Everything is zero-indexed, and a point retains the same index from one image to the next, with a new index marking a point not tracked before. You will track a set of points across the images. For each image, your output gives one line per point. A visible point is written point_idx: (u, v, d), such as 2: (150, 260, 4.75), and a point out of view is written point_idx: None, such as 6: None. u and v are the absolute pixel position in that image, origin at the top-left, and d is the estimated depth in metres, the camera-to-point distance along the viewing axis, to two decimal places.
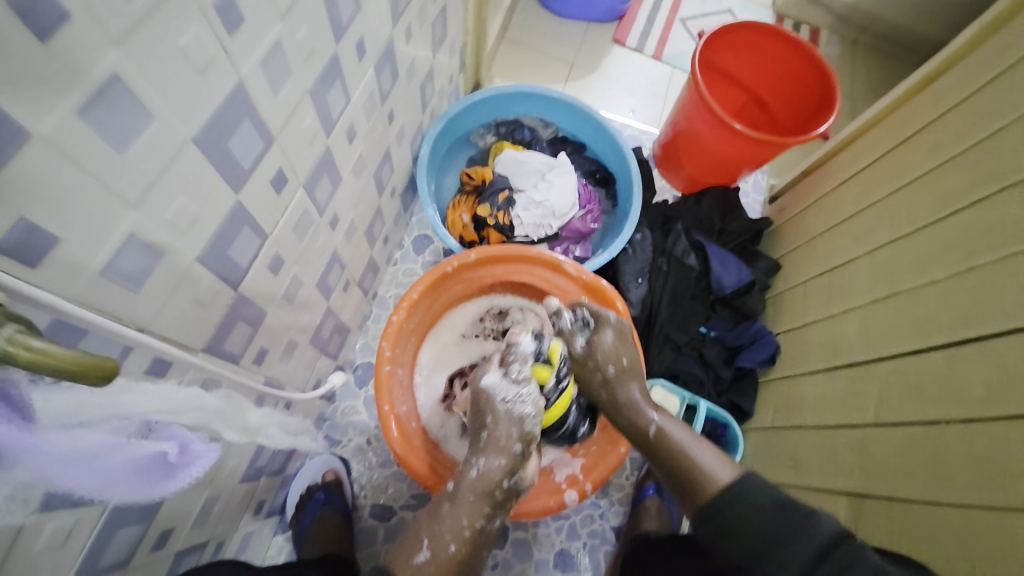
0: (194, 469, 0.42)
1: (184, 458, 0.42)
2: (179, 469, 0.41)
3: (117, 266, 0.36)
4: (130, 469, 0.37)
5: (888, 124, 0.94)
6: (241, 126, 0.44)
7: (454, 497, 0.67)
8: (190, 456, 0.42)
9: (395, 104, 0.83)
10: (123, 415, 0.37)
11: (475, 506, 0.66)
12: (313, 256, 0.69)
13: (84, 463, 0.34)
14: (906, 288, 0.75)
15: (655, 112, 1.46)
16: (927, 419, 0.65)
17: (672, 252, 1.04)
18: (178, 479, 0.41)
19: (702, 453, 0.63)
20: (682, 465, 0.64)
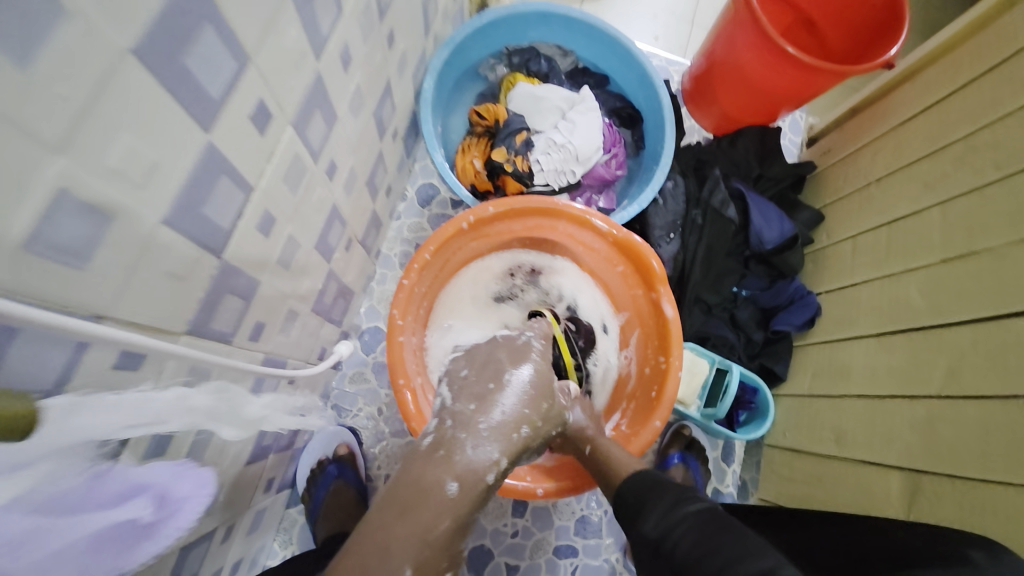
0: (173, 526, 0.37)
1: (160, 516, 0.36)
2: (156, 526, 0.36)
3: (45, 235, 0.26)
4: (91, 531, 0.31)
5: (970, 47, 0.80)
6: (203, 37, 0.33)
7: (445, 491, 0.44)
8: (166, 510, 0.37)
9: (395, 24, 0.68)
10: (87, 439, 0.31)
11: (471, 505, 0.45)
12: (309, 212, 0.59)
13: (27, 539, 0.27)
14: (990, 246, 0.66)
15: (684, 39, 1.29)
16: (1008, 392, 0.58)
17: (709, 203, 0.93)
18: (158, 538, 0.36)
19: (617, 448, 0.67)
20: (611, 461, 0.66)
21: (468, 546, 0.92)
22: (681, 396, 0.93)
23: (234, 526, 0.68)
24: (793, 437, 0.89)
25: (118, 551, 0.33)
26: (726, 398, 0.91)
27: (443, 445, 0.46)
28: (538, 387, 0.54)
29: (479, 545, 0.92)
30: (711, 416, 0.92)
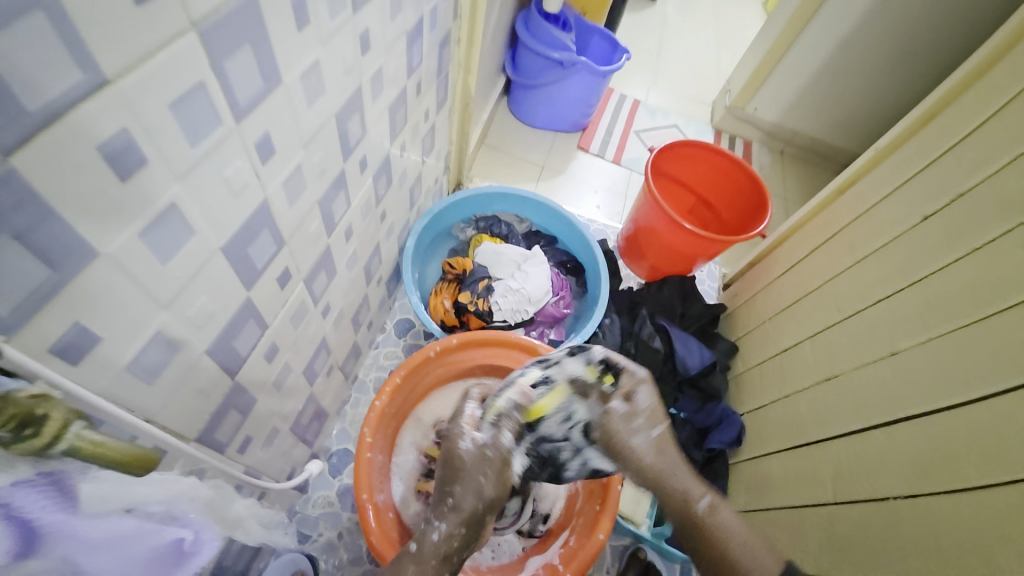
0: (199, 561, 0.39)
1: (193, 546, 0.39)
2: (187, 559, 0.38)
3: (141, 361, 0.40)
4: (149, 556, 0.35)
5: (814, 225, 1.10)
6: (261, 234, 0.51)
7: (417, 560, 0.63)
8: (198, 545, 0.39)
9: (387, 206, 0.93)
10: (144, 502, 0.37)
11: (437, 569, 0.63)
12: (304, 343, 0.73)
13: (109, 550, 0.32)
14: (845, 370, 0.85)
15: (618, 208, 1.64)
16: (878, 493, 0.71)
17: (639, 335, 1.13)
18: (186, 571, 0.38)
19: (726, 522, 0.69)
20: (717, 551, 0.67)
21: None
22: (631, 515, 1.00)
23: None
24: None
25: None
26: (670, 516, 0.98)
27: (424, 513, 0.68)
28: (460, 460, 0.71)
29: None
30: (660, 535, 0.98)
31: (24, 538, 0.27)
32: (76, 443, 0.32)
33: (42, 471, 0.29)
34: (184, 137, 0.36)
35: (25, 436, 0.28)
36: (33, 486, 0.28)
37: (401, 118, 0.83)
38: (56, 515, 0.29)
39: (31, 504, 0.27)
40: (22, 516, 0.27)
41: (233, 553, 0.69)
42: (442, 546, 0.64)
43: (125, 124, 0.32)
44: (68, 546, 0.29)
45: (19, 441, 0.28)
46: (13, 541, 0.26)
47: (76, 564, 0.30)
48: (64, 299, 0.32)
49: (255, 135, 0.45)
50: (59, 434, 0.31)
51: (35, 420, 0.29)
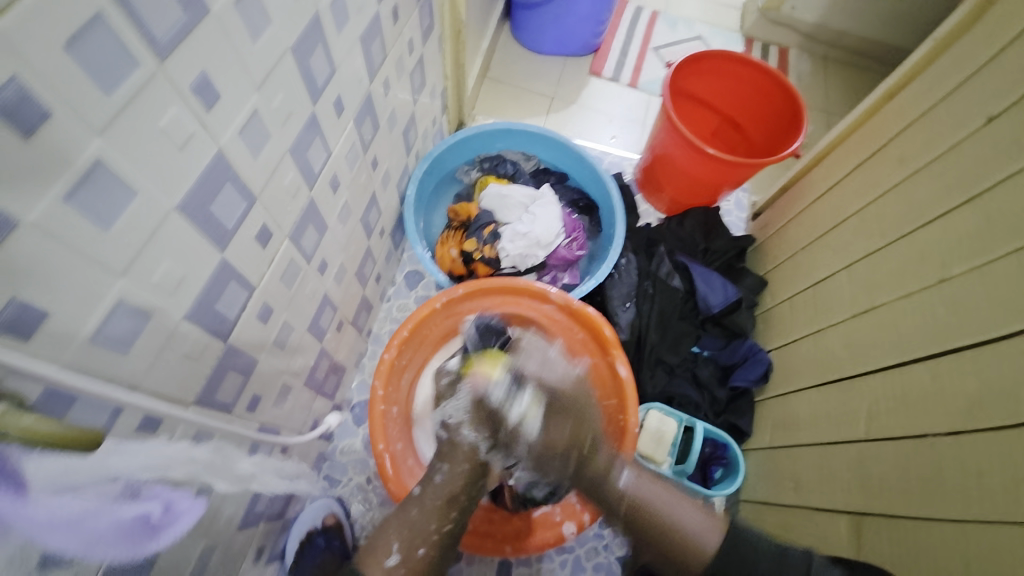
0: (177, 529, 0.39)
1: (165, 518, 0.38)
2: (160, 530, 0.38)
3: (106, 332, 0.39)
4: (114, 535, 0.34)
5: (858, 138, 0.97)
6: (223, 190, 0.48)
7: (419, 501, 0.62)
8: (172, 516, 0.39)
9: (378, 151, 0.87)
10: (109, 477, 0.35)
11: (443, 509, 0.62)
12: (303, 300, 0.72)
13: (68, 532, 0.31)
14: (885, 301, 0.77)
15: (636, 137, 1.51)
16: (915, 432, 0.67)
17: (657, 274, 1.07)
18: (161, 539, 0.38)
19: (682, 512, 0.63)
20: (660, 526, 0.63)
21: None
22: (651, 455, 0.97)
23: None
24: (762, 489, 0.94)
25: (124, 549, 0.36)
26: (694, 453, 0.96)
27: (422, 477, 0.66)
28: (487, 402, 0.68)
29: None
30: (682, 472, 0.97)
31: None
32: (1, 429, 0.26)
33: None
34: (95, 82, 0.32)
35: None
36: None
37: (379, 51, 0.75)
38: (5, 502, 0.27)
39: None
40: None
41: (262, 500, 0.73)
42: (449, 485, 0.63)
43: (15, 71, 0.28)
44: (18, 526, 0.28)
45: None
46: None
47: (38, 539, 0.30)
48: None
49: (190, 78, 0.40)
50: None
51: None
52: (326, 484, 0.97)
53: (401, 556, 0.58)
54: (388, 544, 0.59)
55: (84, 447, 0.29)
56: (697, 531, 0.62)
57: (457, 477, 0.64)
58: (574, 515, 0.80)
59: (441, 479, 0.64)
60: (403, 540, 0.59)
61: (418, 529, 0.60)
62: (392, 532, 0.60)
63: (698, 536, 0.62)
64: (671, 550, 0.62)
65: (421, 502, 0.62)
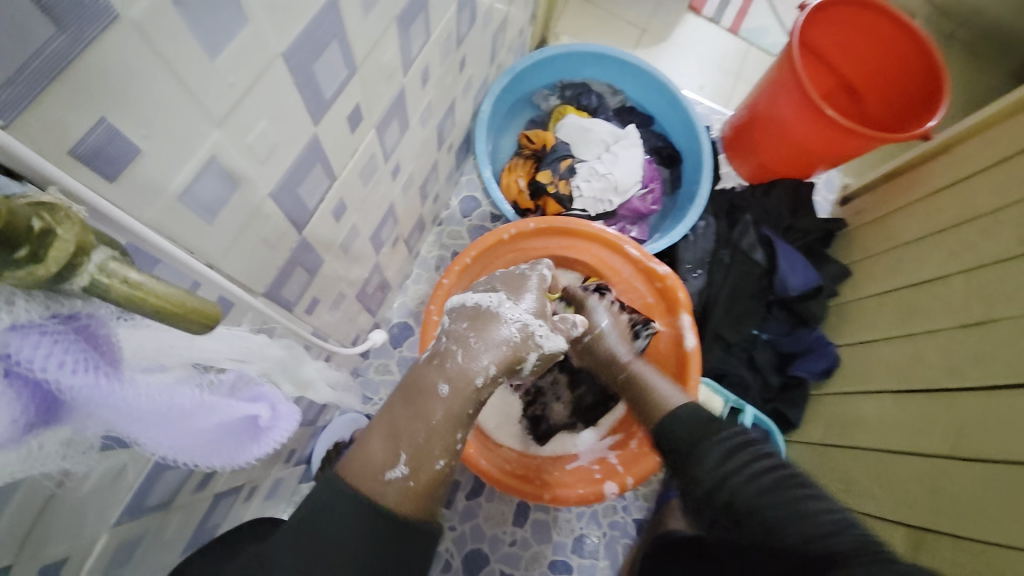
0: (283, 436, 0.37)
1: (272, 421, 0.36)
2: (263, 433, 0.36)
3: (194, 192, 0.32)
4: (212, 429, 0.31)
5: (1004, 127, 0.84)
6: (330, 48, 0.40)
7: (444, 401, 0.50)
8: (277, 421, 0.37)
9: (468, 50, 0.76)
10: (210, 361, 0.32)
11: (459, 418, 0.50)
12: (372, 205, 0.65)
13: (163, 423, 0.28)
14: (1008, 315, 0.69)
15: (727, 91, 1.36)
16: (1013, 458, 0.61)
17: (738, 245, 0.97)
18: (262, 444, 0.36)
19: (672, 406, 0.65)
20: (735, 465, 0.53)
21: (466, 548, 0.93)
22: None
23: (256, 489, 0.70)
24: None
25: (233, 450, 0.34)
26: None
27: (436, 356, 0.52)
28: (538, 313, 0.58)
29: (476, 549, 0.93)
30: None
31: (37, 398, 0.22)
32: (101, 281, 0.21)
33: (56, 314, 0.23)
34: None
35: (20, 260, 0.19)
36: (42, 332, 0.22)
37: None
38: (86, 377, 0.23)
39: (41, 357, 0.22)
40: (28, 373, 0.21)
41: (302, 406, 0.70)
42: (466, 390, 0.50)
43: None
44: (106, 411, 0.25)
45: (12, 267, 0.19)
46: (17, 405, 0.21)
47: (131, 430, 0.27)
48: (81, 82, 0.23)
49: None
50: (76, 262, 0.20)
51: (33, 237, 0.18)
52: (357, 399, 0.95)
53: (409, 470, 0.46)
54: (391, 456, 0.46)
55: (195, 326, 0.25)
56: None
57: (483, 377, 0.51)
58: (614, 475, 0.77)
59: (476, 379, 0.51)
60: (412, 452, 0.47)
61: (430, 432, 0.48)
62: (394, 425, 0.48)
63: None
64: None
65: (449, 408, 0.49)
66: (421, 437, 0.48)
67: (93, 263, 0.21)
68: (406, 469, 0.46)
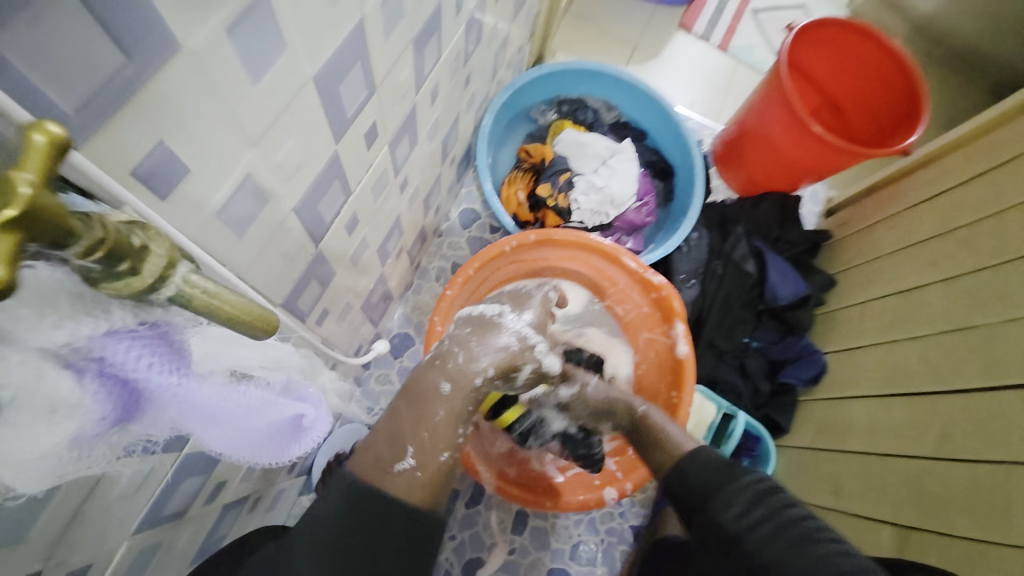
0: (312, 433, 0.43)
1: (307, 421, 0.41)
2: (302, 434, 0.42)
3: (230, 209, 0.33)
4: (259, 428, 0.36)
5: (980, 145, 0.89)
6: (353, 70, 0.41)
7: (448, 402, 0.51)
8: (310, 423, 0.42)
9: (473, 68, 0.79)
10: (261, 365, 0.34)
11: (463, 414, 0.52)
12: (381, 218, 0.66)
13: (223, 421, 0.32)
14: (986, 321, 0.73)
15: (717, 107, 1.41)
16: (992, 458, 0.64)
17: (730, 256, 1.01)
18: (300, 443, 0.42)
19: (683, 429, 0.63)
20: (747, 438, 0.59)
21: (466, 557, 0.93)
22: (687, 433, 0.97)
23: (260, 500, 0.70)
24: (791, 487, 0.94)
25: (271, 446, 0.39)
26: (732, 440, 0.94)
27: (439, 356, 0.54)
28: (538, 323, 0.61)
29: (476, 558, 0.93)
30: None
31: (124, 398, 0.25)
32: (185, 290, 0.24)
33: (144, 321, 0.26)
34: None
35: (118, 273, 0.21)
36: (133, 338, 0.25)
37: None
38: (171, 380, 0.27)
39: (130, 360, 0.25)
40: (134, 381, 0.25)
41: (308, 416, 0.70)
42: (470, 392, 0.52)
43: None
44: (177, 408, 0.29)
45: (110, 279, 0.21)
46: (112, 403, 0.25)
47: (212, 433, 0.33)
48: (146, 105, 0.24)
49: None
50: (164, 275, 0.23)
51: (130, 252, 0.21)
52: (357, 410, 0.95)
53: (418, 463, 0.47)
54: (399, 449, 0.47)
55: (259, 329, 0.28)
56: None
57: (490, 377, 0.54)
58: (614, 480, 0.78)
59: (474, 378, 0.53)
60: (420, 445, 0.48)
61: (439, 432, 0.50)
62: (403, 422, 0.49)
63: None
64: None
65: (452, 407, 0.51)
66: (427, 433, 0.49)
67: (178, 275, 0.24)
68: (415, 460, 0.47)
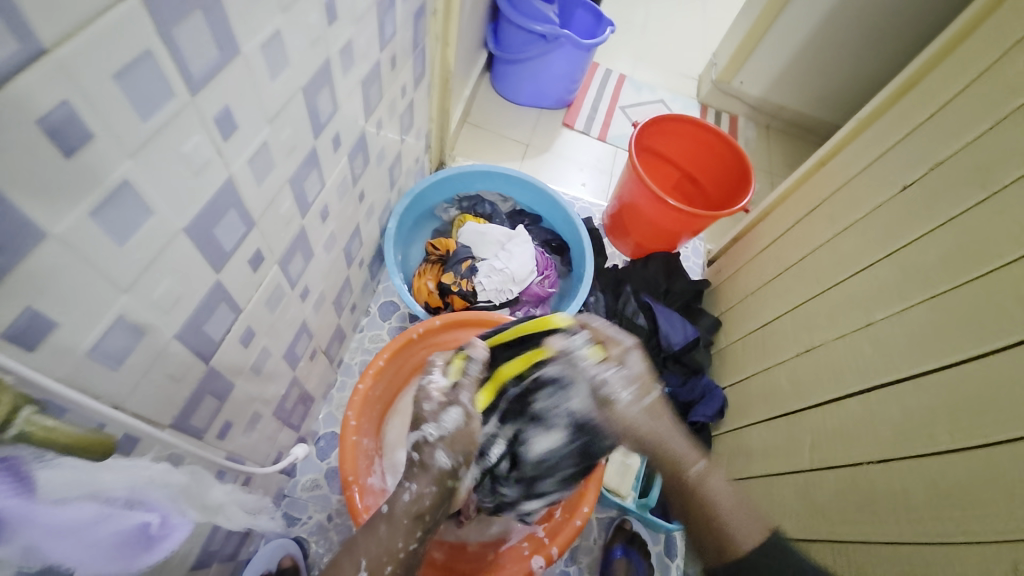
0: (169, 543, 0.40)
1: (161, 530, 0.40)
2: (155, 543, 0.39)
3: (102, 347, 0.39)
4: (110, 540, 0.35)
5: (797, 198, 1.11)
6: (228, 214, 0.50)
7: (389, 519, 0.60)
8: (167, 529, 0.40)
9: (365, 185, 0.90)
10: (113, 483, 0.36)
11: (409, 530, 0.60)
12: (282, 327, 0.72)
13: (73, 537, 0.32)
14: (823, 341, 0.87)
15: (604, 186, 1.62)
16: (850, 460, 0.74)
17: (623, 313, 1.16)
18: (155, 553, 0.40)
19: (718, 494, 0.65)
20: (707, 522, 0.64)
21: None
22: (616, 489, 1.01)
23: None
24: None
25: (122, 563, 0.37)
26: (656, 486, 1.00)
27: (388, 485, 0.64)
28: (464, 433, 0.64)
29: None
30: (645, 506, 1.00)
31: None
32: (28, 429, 0.28)
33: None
34: (133, 109, 0.35)
35: None
36: None
37: (375, 94, 0.80)
38: (15, 502, 0.28)
39: None
40: None
41: (219, 535, 0.69)
42: (416, 506, 0.60)
43: (67, 97, 0.30)
44: (29, 531, 0.29)
45: None
46: None
47: (50, 550, 0.31)
48: (16, 280, 0.31)
49: (214, 109, 0.42)
50: (9, 418, 0.27)
51: None
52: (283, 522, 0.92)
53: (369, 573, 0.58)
54: (355, 563, 0.58)
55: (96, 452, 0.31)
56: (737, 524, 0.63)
57: (425, 499, 0.61)
58: (542, 547, 0.80)
59: (409, 501, 0.61)
60: (371, 558, 0.58)
61: (384, 546, 0.59)
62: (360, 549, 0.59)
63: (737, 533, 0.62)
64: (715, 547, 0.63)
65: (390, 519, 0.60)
66: (376, 549, 0.59)
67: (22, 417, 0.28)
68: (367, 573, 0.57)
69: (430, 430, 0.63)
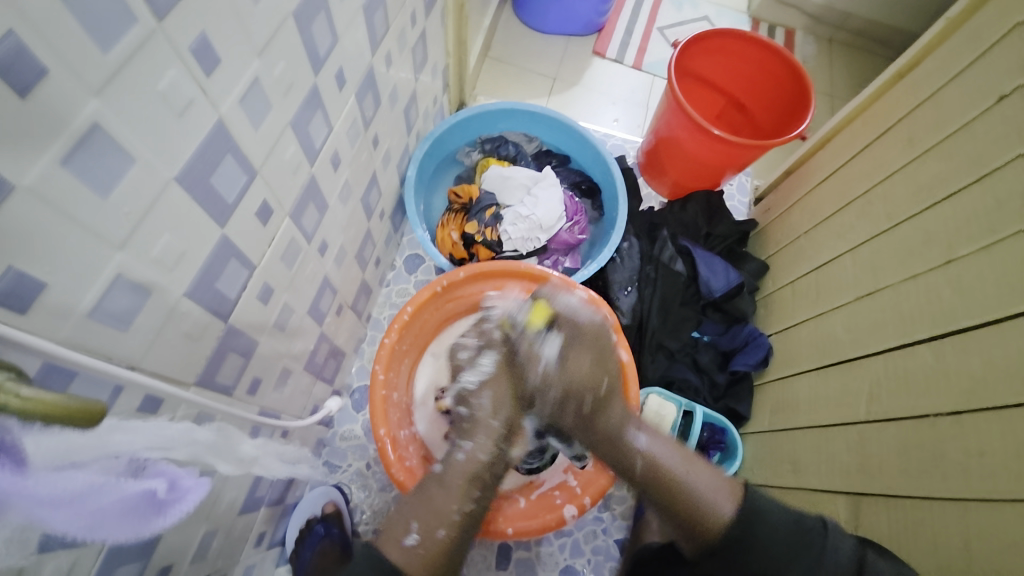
0: (183, 506, 0.40)
1: (171, 494, 0.40)
2: (167, 506, 0.39)
3: (104, 308, 0.37)
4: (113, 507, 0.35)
5: (865, 119, 0.96)
6: (224, 162, 0.46)
7: (440, 480, 0.65)
8: (179, 492, 0.40)
9: (379, 130, 0.84)
10: (112, 454, 0.36)
11: (464, 489, 0.64)
12: (303, 283, 0.70)
13: (68, 505, 0.32)
14: (890, 282, 0.77)
15: (639, 121, 1.48)
16: (913, 413, 0.67)
17: (659, 259, 1.07)
18: (169, 515, 0.39)
19: (698, 478, 0.61)
20: (679, 492, 0.61)
21: None
22: None
23: None
24: (759, 472, 0.96)
25: (133, 525, 0.37)
26: (693, 437, 0.97)
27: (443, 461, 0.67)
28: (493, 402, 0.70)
29: None
30: None
31: None
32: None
33: None
34: (91, 40, 0.30)
35: None
36: None
37: (381, 23, 0.72)
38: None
39: None
40: None
41: (262, 483, 0.71)
42: (469, 465, 0.66)
43: (9, 23, 0.26)
44: (20, 502, 0.29)
45: None
46: None
47: (38, 515, 0.31)
48: None
49: (187, 39, 0.37)
50: None
51: None
52: (326, 469, 0.96)
53: (420, 536, 0.60)
54: (406, 524, 0.61)
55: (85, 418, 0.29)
56: (709, 496, 0.59)
57: (478, 456, 0.66)
58: (576, 497, 0.81)
59: (463, 460, 0.66)
60: (422, 523, 0.61)
61: (439, 510, 0.62)
62: (411, 514, 0.62)
63: (706, 498, 0.59)
64: (690, 520, 0.59)
65: (441, 480, 0.65)
66: (430, 511, 0.62)
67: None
68: (417, 536, 0.60)
69: (469, 379, 0.74)
